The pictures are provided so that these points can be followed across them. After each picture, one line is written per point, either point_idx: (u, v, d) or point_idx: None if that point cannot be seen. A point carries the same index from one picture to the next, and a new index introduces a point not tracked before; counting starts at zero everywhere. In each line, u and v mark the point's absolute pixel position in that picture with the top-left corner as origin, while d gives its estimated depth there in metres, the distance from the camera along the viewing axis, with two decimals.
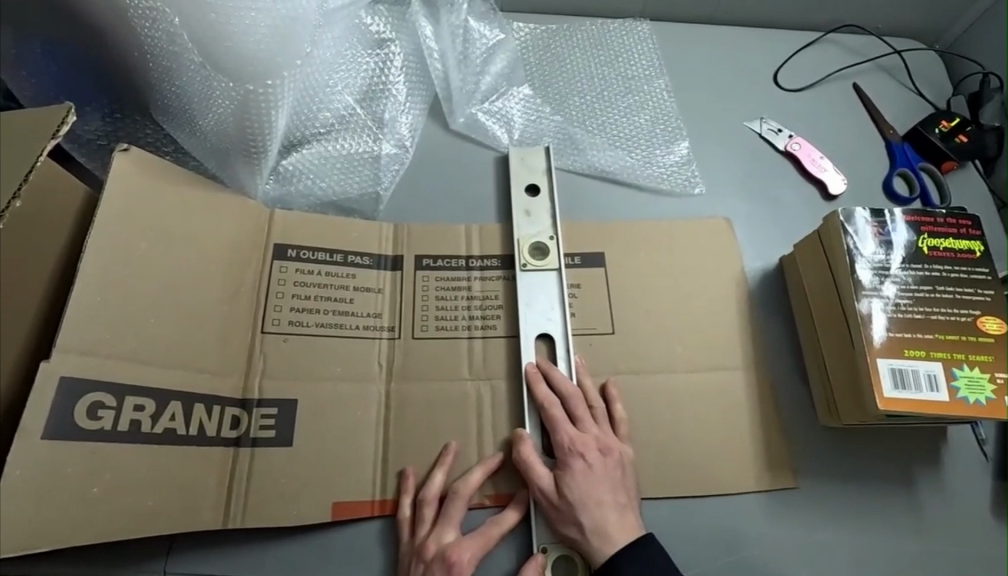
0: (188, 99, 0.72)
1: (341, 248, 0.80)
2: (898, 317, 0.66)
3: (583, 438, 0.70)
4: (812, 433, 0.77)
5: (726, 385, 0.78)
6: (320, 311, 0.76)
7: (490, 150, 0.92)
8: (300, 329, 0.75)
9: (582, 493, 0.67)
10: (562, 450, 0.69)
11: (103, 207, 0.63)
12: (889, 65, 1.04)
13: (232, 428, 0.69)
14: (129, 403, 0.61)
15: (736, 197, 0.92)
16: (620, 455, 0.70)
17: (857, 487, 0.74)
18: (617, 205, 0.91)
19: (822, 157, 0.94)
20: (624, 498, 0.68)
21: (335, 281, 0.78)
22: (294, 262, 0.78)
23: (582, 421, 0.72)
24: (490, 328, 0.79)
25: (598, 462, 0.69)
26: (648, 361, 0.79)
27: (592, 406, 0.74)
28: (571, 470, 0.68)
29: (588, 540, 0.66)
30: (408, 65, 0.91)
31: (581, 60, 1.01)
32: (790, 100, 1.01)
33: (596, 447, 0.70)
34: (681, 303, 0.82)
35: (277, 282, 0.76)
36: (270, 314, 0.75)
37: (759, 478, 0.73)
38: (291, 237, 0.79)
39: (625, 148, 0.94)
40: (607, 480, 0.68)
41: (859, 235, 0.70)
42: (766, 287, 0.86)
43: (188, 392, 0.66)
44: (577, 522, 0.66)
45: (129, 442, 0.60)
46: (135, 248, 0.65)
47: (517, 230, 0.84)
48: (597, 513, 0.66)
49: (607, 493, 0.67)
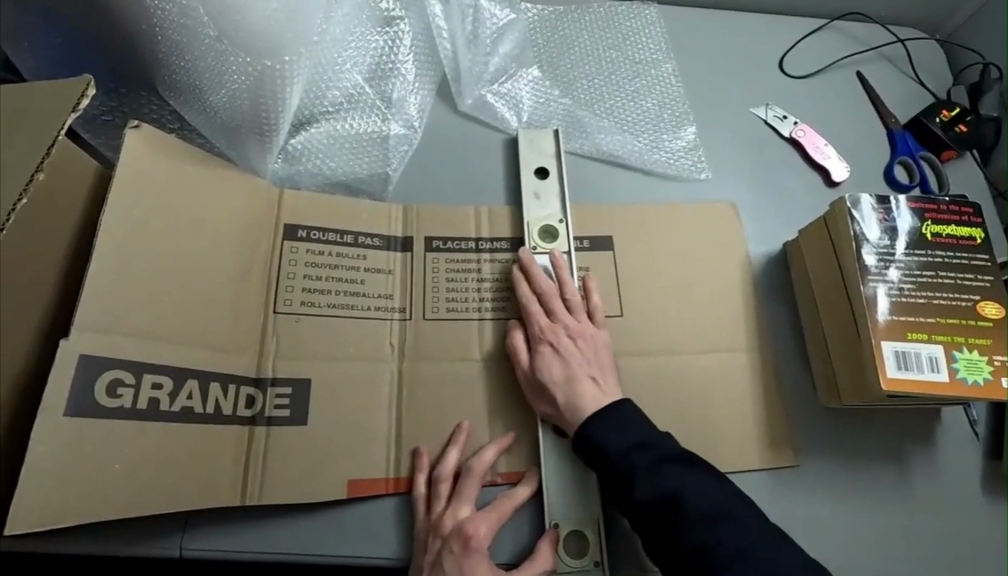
0: (198, 74, 0.71)
1: (351, 229, 0.80)
2: (902, 302, 0.68)
3: (554, 328, 0.74)
4: (813, 414, 0.79)
5: (731, 367, 0.80)
6: (331, 292, 0.76)
7: (499, 132, 0.92)
8: (312, 309, 0.75)
9: (553, 372, 0.71)
10: (533, 339, 0.74)
11: (115, 187, 0.62)
12: (893, 53, 1.05)
13: (247, 407, 0.69)
14: (147, 381, 0.61)
15: (740, 183, 0.93)
16: (592, 338, 0.74)
17: (856, 465, 0.77)
18: (624, 190, 0.92)
19: (826, 144, 0.95)
20: (597, 373, 0.72)
21: (346, 262, 0.78)
22: (305, 243, 0.77)
23: (554, 311, 0.75)
24: (500, 310, 0.80)
25: (568, 345, 0.73)
26: (656, 343, 0.80)
27: (567, 297, 0.77)
28: (543, 354, 0.72)
29: (561, 415, 0.70)
30: (417, 44, 0.90)
31: (589, 42, 1.01)
32: (795, 87, 1.01)
33: (567, 334, 0.73)
34: (688, 286, 0.84)
35: (289, 262, 0.76)
36: (281, 294, 0.75)
37: (763, 457, 0.75)
38: (302, 217, 0.78)
39: (633, 133, 0.95)
40: (579, 359, 0.72)
41: (865, 221, 0.71)
42: (772, 273, 0.87)
43: (203, 371, 0.66)
44: (552, 400, 0.71)
45: (147, 420, 0.61)
46: (148, 226, 0.64)
47: (527, 212, 0.84)
48: (567, 387, 0.70)
49: (580, 368, 0.71)
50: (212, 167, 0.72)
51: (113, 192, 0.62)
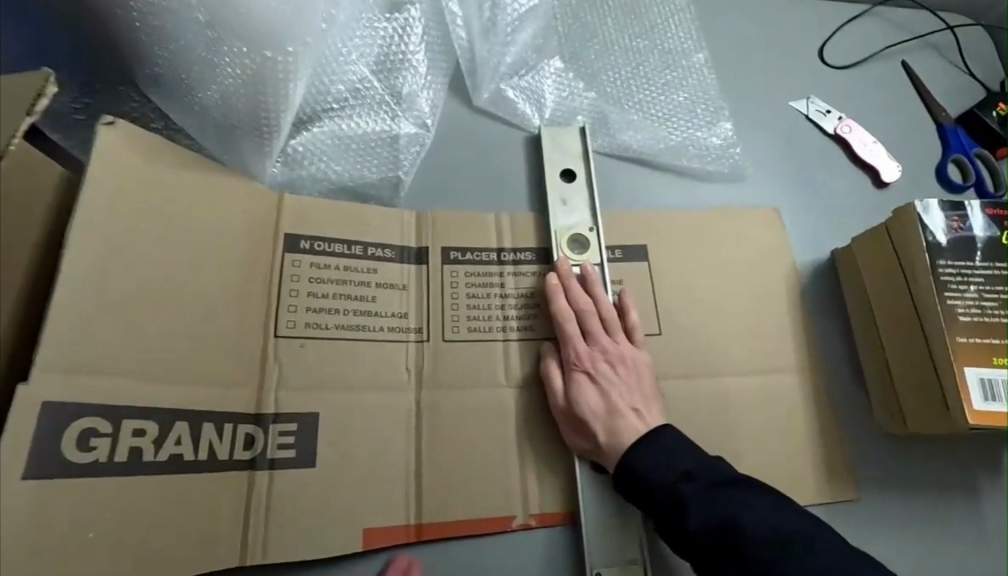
0: (185, 67, 0.62)
1: (361, 239, 0.72)
2: (986, 323, 0.61)
3: (590, 352, 0.67)
4: (870, 440, 0.72)
5: (781, 390, 0.72)
6: (339, 311, 0.68)
7: (520, 130, 0.84)
8: (318, 332, 0.67)
9: (593, 404, 0.64)
10: (568, 366, 0.67)
11: (83, 204, 0.53)
12: (938, 41, 0.97)
13: (246, 449, 0.61)
14: (127, 428, 0.53)
15: (782, 184, 0.86)
16: (634, 364, 0.66)
17: (918, 497, 0.70)
18: (656, 193, 0.84)
19: (874, 141, 0.87)
20: (640, 404, 0.64)
21: (355, 277, 0.70)
22: (308, 255, 0.69)
23: (591, 334, 0.68)
24: (527, 328, 0.72)
25: (609, 373, 0.65)
26: (698, 364, 0.73)
27: (604, 317, 0.69)
28: (581, 383, 0.65)
29: (601, 451, 0.63)
30: (429, 33, 0.81)
31: (613, 30, 0.92)
32: (837, 78, 0.94)
33: (605, 359, 0.66)
34: (730, 300, 0.76)
35: (290, 279, 0.68)
36: (283, 315, 0.66)
37: (820, 491, 0.68)
38: (305, 225, 0.70)
39: (665, 129, 0.86)
40: (622, 389, 0.65)
41: (938, 230, 0.64)
42: (819, 284, 0.80)
43: (195, 412, 0.58)
44: (590, 435, 0.64)
45: (128, 473, 0.53)
46: (125, 247, 0.55)
47: (553, 220, 0.77)
48: (609, 421, 0.63)
49: (622, 399, 0.64)
50: (200, 175, 0.63)
51: (80, 210, 0.53)
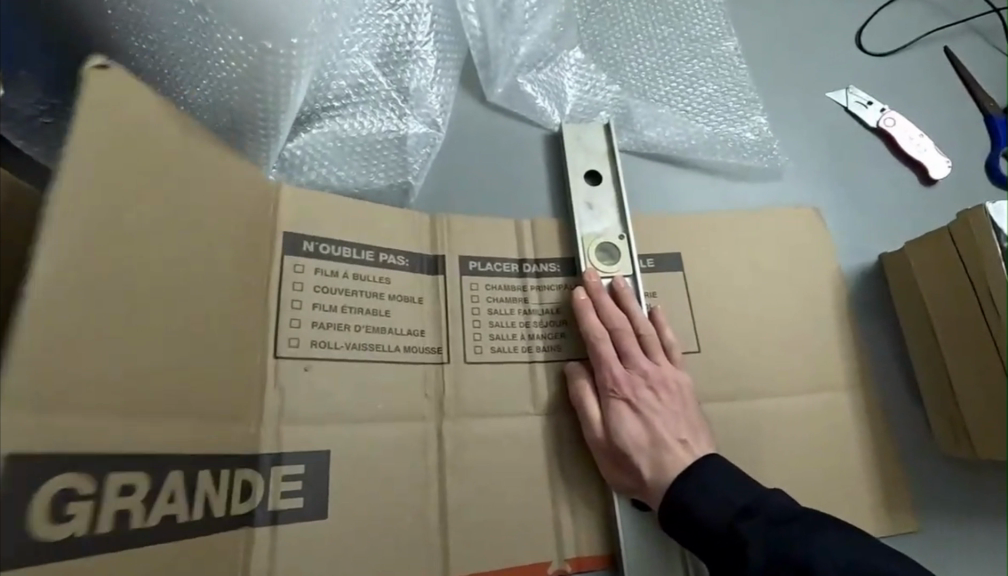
0: (169, 55, 0.55)
1: (372, 243, 0.64)
2: None
3: (630, 377, 0.60)
4: (928, 465, 0.66)
5: (833, 411, 0.66)
6: (350, 327, 0.60)
7: (539, 127, 0.77)
8: (326, 353, 0.59)
9: (634, 436, 0.58)
10: (604, 393, 0.60)
11: (58, 183, 0.38)
12: (982, 26, 0.90)
13: (244, 501, 0.52)
14: (113, 486, 0.40)
15: (822, 182, 0.79)
16: (678, 388, 0.60)
17: (985, 527, 0.64)
18: (688, 195, 0.77)
19: (921, 135, 0.81)
20: (687, 435, 0.58)
21: (366, 287, 0.62)
22: (311, 258, 0.61)
23: (629, 357, 0.62)
24: (554, 348, 0.66)
25: (651, 400, 0.59)
26: (742, 384, 0.66)
27: (641, 335, 0.63)
28: (619, 413, 0.59)
29: (644, 489, 0.57)
30: (437, 20, 0.73)
31: (636, 16, 0.85)
32: (876, 67, 0.87)
33: (647, 385, 0.60)
34: (774, 312, 0.70)
35: (293, 286, 0.59)
36: (285, 329, 0.58)
37: (879, 523, 0.62)
38: (305, 221, 0.62)
39: (697, 123, 0.79)
40: (666, 418, 0.58)
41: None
42: (866, 291, 0.74)
43: (189, 456, 0.47)
44: (632, 470, 0.57)
45: (115, 548, 0.40)
46: (117, 239, 0.41)
47: (580, 226, 0.70)
48: (653, 455, 0.57)
49: (666, 430, 0.58)
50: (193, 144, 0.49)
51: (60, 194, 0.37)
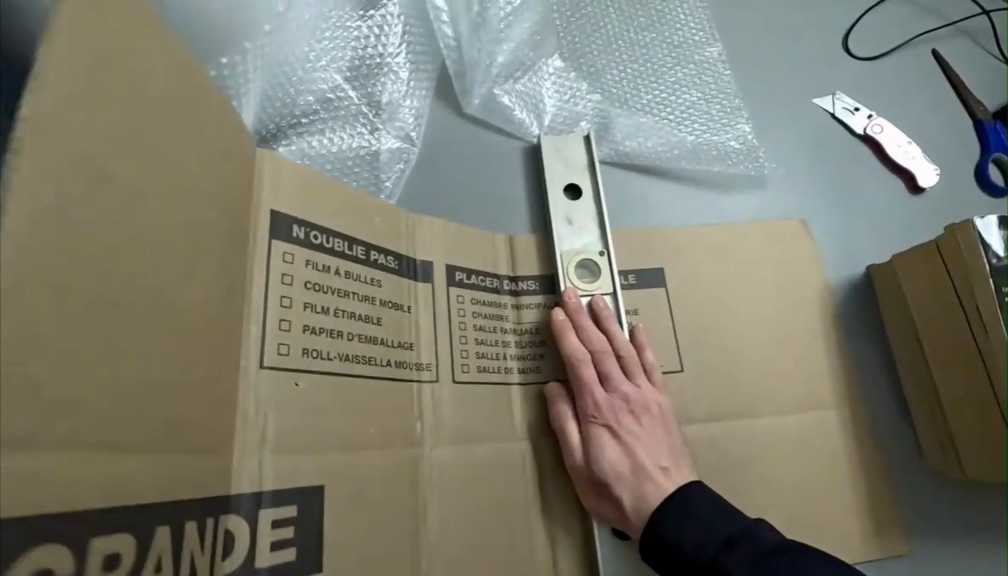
0: None
1: (363, 239, 0.58)
2: None
3: (612, 402, 0.58)
4: (918, 484, 0.65)
5: (820, 431, 0.64)
6: (343, 335, 0.54)
7: (517, 139, 0.75)
8: (320, 364, 0.51)
9: (614, 464, 0.56)
10: (585, 418, 0.58)
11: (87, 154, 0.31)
12: (970, 28, 0.88)
13: (224, 557, 0.42)
14: (100, 556, 0.33)
15: (809, 192, 0.77)
16: (659, 412, 0.59)
17: (976, 548, 0.63)
18: (671, 207, 0.75)
19: (909, 142, 0.79)
20: (669, 462, 0.56)
21: (359, 290, 0.56)
22: (302, 246, 0.53)
23: (610, 380, 0.59)
24: (532, 369, 0.64)
25: (632, 426, 0.57)
26: (725, 404, 0.65)
27: (622, 356, 0.61)
28: (599, 440, 0.57)
29: (625, 519, 0.55)
30: (409, 30, 0.71)
31: (617, 22, 0.82)
32: (864, 71, 0.84)
33: (628, 410, 0.58)
34: (759, 328, 0.68)
35: (281, 279, 0.51)
36: (274, 331, 0.49)
37: (868, 546, 0.61)
38: (296, 204, 0.54)
39: (680, 132, 0.77)
40: (648, 445, 0.56)
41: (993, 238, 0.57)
42: (856, 304, 0.72)
43: (176, 504, 0.39)
44: (613, 499, 0.56)
45: None
46: (108, 241, 0.33)
47: (559, 242, 0.68)
48: (634, 484, 0.55)
49: (648, 457, 0.56)
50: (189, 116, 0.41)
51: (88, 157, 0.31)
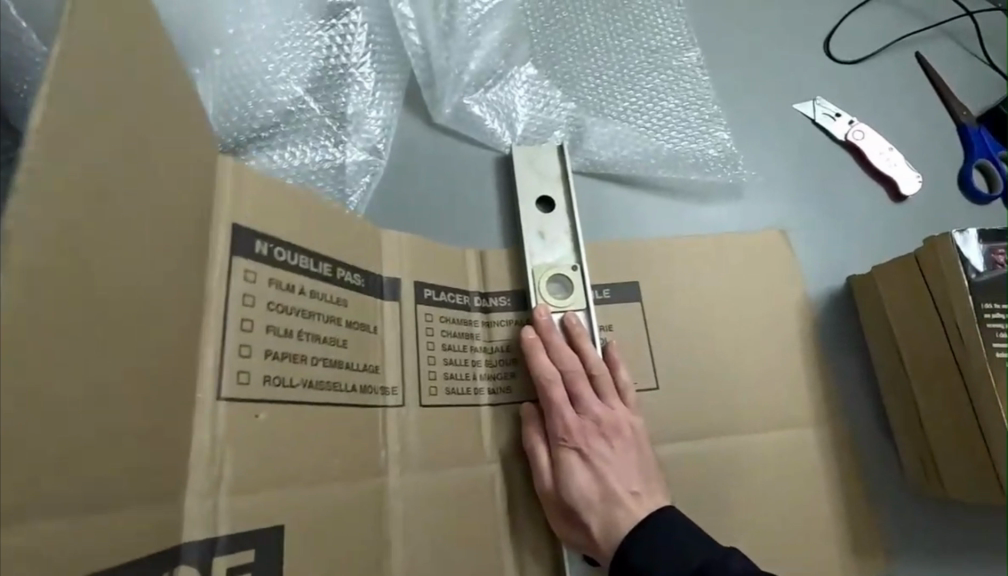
0: None
1: (329, 256, 0.56)
2: None
3: (582, 424, 0.57)
4: (900, 502, 0.63)
5: (799, 449, 0.63)
6: (304, 359, 0.51)
7: (490, 150, 0.73)
8: (284, 392, 0.49)
9: (583, 489, 0.54)
10: (555, 440, 0.57)
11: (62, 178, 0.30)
12: (954, 29, 0.86)
13: None
14: None
15: (790, 201, 0.75)
16: (632, 434, 0.57)
17: (958, 567, 0.61)
18: (648, 218, 0.73)
19: (891, 148, 0.77)
20: (640, 486, 0.54)
21: (324, 309, 0.54)
22: (264, 265, 0.50)
23: (581, 401, 0.58)
24: (503, 390, 0.62)
25: (602, 449, 0.56)
26: (701, 422, 0.63)
27: (594, 375, 0.60)
28: (568, 463, 0.55)
29: (594, 545, 0.53)
30: (375, 39, 0.69)
31: (592, 27, 0.80)
32: (845, 75, 0.82)
33: (599, 432, 0.56)
34: (737, 343, 0.66)
35: (240, 300, 0.49)
36: (233, 359, 0.47)
37: (847, 566, 0.59)
38: (260, 219, 0.51)
39: (656, 140, 0.75)
40: (618, 468, 0.55)
41: (968, 245, 0.55)
42: (837, 316, 0.70)
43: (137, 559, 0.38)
44: (582, 525, 0.54)
45: None
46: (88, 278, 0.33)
47: (530, 256, 0.66)
48: (603, 510, 0.53)
49: (617, 481, 0.54)
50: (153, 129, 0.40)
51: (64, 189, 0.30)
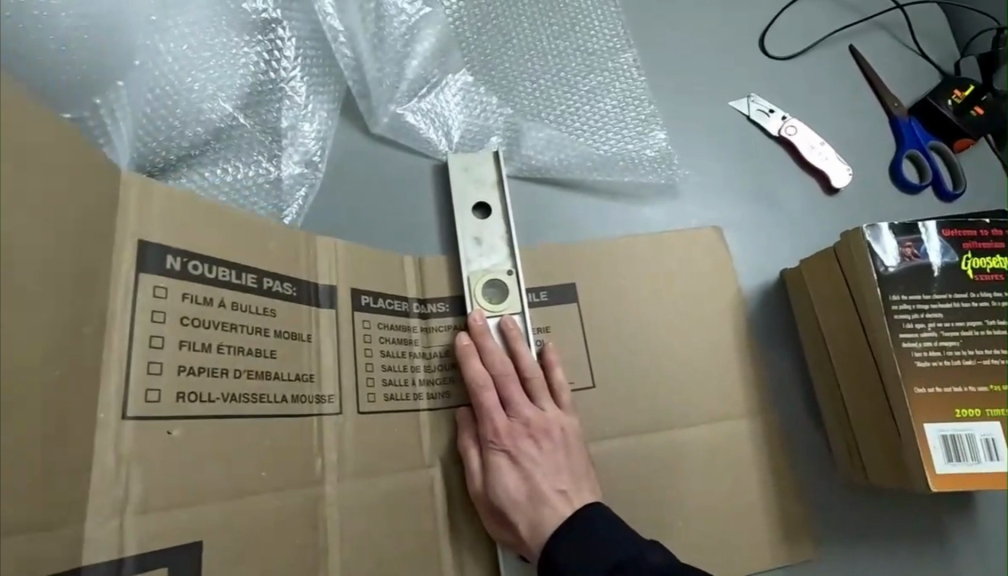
0: None
1: (253, 266, 0.55)
2: (929, 367, 0.52)
3: (511, 427, 0.58)
4: (828, 487, 0.65)
5: (731, 442, 0.65)
6: (227, 373, 0.51)
7: (427, 158, 0.74)
8: (199, 409, 0.48)
9: (510, 490, 0.56)
10: (485, 444, 0.58)
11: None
12: (889, 22, 0.88)
13: None
14: None
15: (724, 197, 0.77)
16: (561, 433, 0.59)
17: (883, 547, 0.63)
18: (585, 220, 0.74)
19: (823, 143, 0.79)
20: (567, 484, 0.57)
21: (247, 321, 0.53)
22: (177, 279, 0.50)
23: (511, 404, 0.59)
24: (440, 395, 0.64)
25: (532, 449, 0.58)
26: (636, 418, 0.65)
27: (527, 378, 0.61)
28: (496, 466, 0.57)
29: (524, 545, 0.55)
30: (304, 52, 0.69)
31: (529, 31, 0.81)
32: (779, 71, 0.84)
33: (528, 434, 0.58)
34: (671, 340, 0.68)
35: (149, 316, 0.48)
36: (141, 378, 0.46)
37: (774, 551, 0.62)
38: (167, 231, 0.50)
39: (591, 145, 0.76)
40: (546, 467, 0.57)
41: (881, 244, 0.55)
42: (769, 310, 0.72)
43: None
44: (511, 525, 0.56)
45: None
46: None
47: (466, 263, 0.67)
48: (530, 510, 0.55)
49: (544, 480, 0.56)
50: (28, 140, 0.39)
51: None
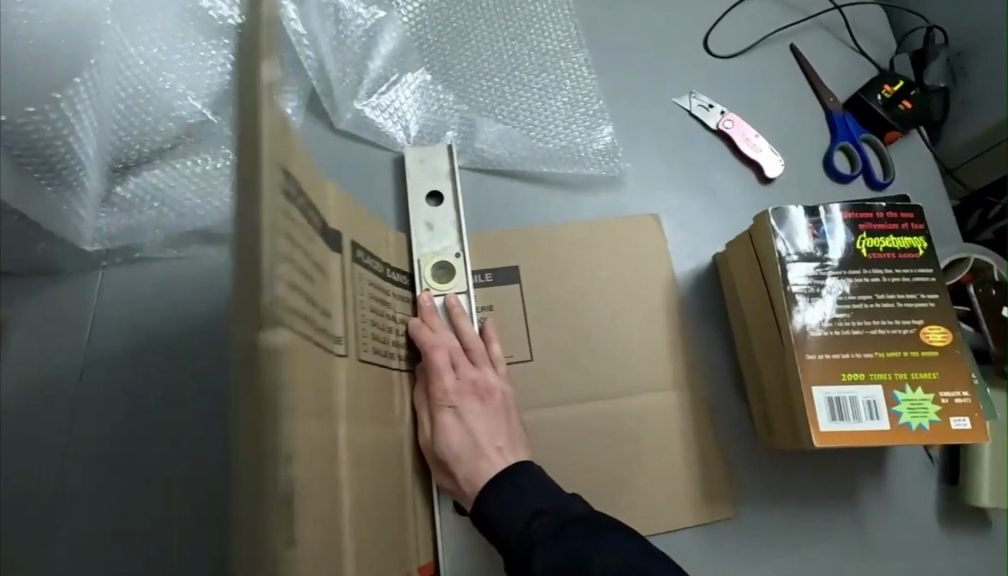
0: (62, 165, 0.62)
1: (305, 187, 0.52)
2: (824, 336, 0.57)
3: (456, 388, 0.64)
4: (750, 454, 0.70)
5: (659, 412, 0.70)
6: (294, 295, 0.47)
7: (386, 151, 0.80)
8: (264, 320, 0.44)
9: (453, 446, 0.62)
10: (432, 403, 0.64)
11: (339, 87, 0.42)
12: (830, 21, 0.92)
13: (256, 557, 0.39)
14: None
15: (664, 187, 0.83)
16: (501, 396, 0.65)
17: (799, 510, 0.68)
18: (532, 208, 0.80)
19: (758, 135, 0.84)
20: (504, 441, 0.63)
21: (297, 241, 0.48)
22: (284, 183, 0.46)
23: (457, 368, 0.65)
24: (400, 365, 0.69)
25: (473, 411, 0.64)
26: (570, 389, 0.70)
27: (470, 347, 0.67)
28: (441, 424, 0.63)
29: (459, 491, 0.62)
30: None
31: (485, 33, 0.86)
32: (721, 69, 0.89)
33: (471, 395, 0.64)
34: (606, 318, 0.73)
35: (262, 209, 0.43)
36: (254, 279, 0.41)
37: (696, 510, 0.67)
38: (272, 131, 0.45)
39: (540, 139, 0.82)
40: (487, 426, 0.63)
41: (792, 231, 0.60)
42: (701, 292, 0.77)
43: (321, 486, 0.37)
44: (452, 476, 0.62)
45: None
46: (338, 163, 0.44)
47: (417, 247, 0.73)
48: (470, 464, 0.61)
49: (483, 437, 0.62)
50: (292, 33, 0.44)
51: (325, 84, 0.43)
